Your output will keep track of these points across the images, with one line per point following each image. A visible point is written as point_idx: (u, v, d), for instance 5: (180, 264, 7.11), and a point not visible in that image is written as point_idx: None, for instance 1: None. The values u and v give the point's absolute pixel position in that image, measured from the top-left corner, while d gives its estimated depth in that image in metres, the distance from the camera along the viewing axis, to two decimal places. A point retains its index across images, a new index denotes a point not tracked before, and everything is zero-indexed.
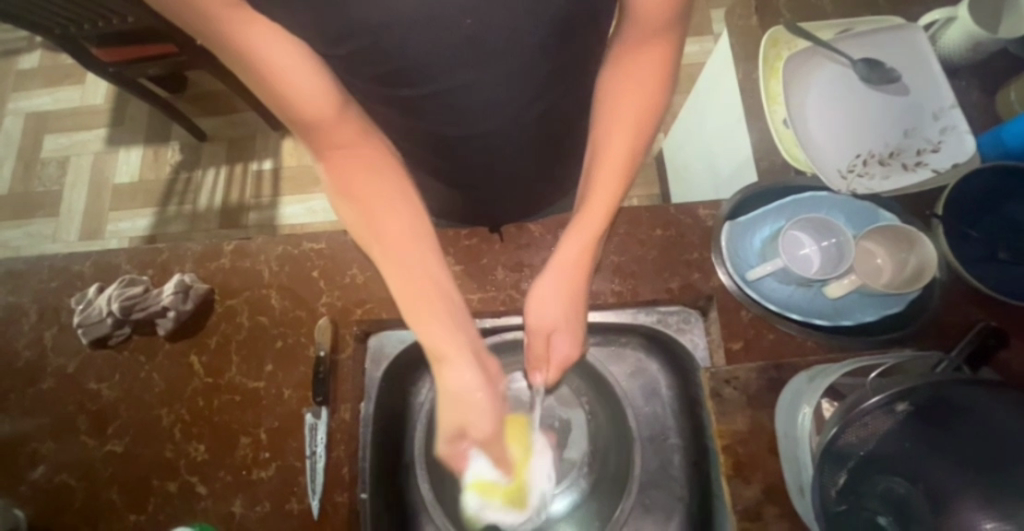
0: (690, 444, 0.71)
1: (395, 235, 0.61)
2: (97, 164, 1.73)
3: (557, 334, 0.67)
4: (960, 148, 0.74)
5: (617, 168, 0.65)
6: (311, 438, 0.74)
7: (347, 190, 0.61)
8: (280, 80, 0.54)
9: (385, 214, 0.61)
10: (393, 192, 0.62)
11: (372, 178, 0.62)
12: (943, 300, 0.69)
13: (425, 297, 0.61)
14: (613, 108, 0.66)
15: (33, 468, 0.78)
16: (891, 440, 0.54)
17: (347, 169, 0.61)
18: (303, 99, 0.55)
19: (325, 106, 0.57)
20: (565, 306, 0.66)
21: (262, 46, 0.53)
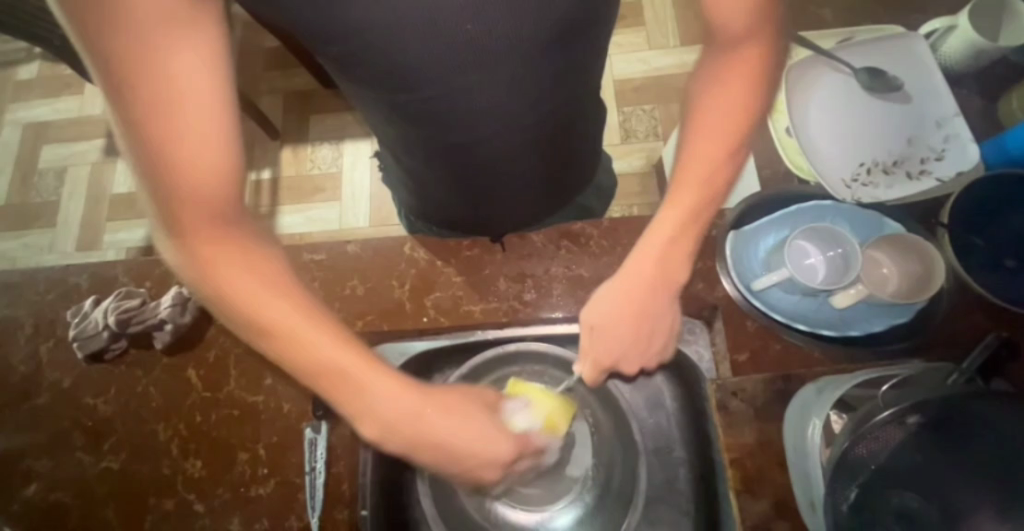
0: (697, 458, 0.70)
1: (269, 320, 0.57)
2: (95, 174, 1.73)
3: (596, 331, 0.66)
4: (964, 156, 0.74)
5: (701, 179, 0.64)
6: (311, 453, 0.73)
7: (197, 258, 0.56)
8: (171, 125, 0.49)
9: (258, 299, 0.57)
10: (265, 279, 0.57)
11: (239, 257, 0.57)
12: (950, 310, 0.68)
13: (324, 382, 0.58)
14: (706, 119, 0.63)
15: (27, 486, 0.76)
16: (903, 454, 0.53)
17: (208, 241, 0.56)
18: (190, 151, 0.50)
19: (208, 173, 0.52)
20: (628, 313, 0.65)
21: (176, 84, 0.48)
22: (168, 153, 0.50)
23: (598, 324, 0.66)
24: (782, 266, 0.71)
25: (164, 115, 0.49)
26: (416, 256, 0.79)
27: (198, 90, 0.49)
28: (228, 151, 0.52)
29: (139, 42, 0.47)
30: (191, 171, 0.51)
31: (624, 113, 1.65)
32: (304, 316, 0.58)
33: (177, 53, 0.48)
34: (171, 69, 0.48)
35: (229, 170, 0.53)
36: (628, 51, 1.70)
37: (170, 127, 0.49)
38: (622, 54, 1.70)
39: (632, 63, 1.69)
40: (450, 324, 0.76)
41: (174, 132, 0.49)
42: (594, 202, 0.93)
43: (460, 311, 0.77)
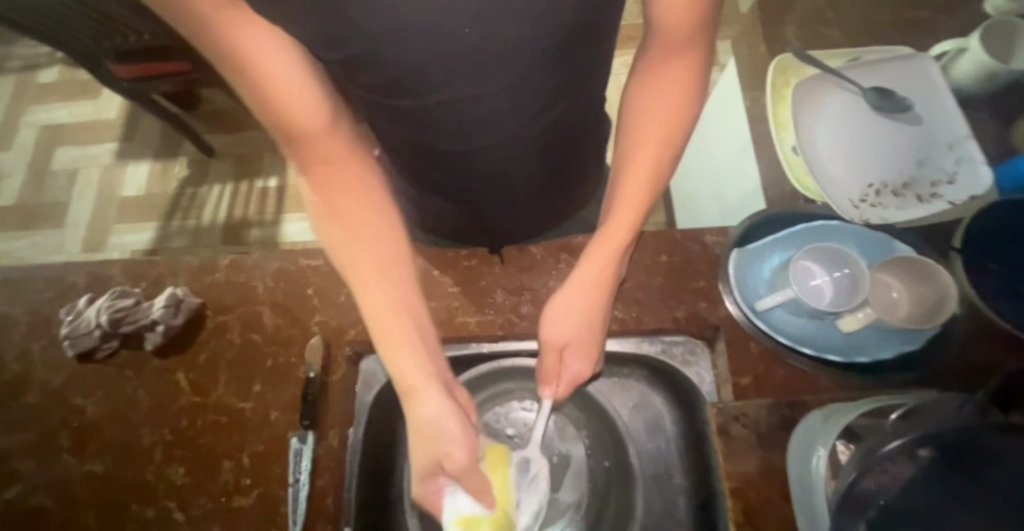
0: (695, 485, 0.67)
1: (365, 261, 0.63)
2: (106, 176, 1.75)
3: (571, 350, 0.66)
4: (977, 179, 0.72)
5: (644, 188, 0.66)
6: (295, 465, 0.70)
7: (324, 207, 0.64)
8: (266, 91, 0.55)
9: (360, 239, 0.63)
10: (379, 220, 0.65)
11: (354, 202, 0.64)
12: (962, 342, 0.66)
13: (402, 322, 0.62)
14: (644, 125, 0.66)
15: (8, 487, 0.75)
16: (915, 489, 0.50)
17: (335, 189, 0.63)
18: (294, 110, 0.57)
19: (304, 119, 0.58)
20: (579, 323, 0.66)
21: (265, 57, 0.53)
22: (281, 117, 0.57)
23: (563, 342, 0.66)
24: (787, 286, 0.69)
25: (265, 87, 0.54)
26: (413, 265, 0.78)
27: (290, 56, 0.54)
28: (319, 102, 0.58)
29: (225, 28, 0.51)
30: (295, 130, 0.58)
31: None
32: (390, 264, 0.63)
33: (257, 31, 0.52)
34: (259, 45, 0.53)
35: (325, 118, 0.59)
36: None
37: (273, 91, 0.55)
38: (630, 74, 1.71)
39: None
40: (444, 335, 0.75)
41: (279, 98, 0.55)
42: (597, 217, 0.91)
43: (455, 323, 0.75)
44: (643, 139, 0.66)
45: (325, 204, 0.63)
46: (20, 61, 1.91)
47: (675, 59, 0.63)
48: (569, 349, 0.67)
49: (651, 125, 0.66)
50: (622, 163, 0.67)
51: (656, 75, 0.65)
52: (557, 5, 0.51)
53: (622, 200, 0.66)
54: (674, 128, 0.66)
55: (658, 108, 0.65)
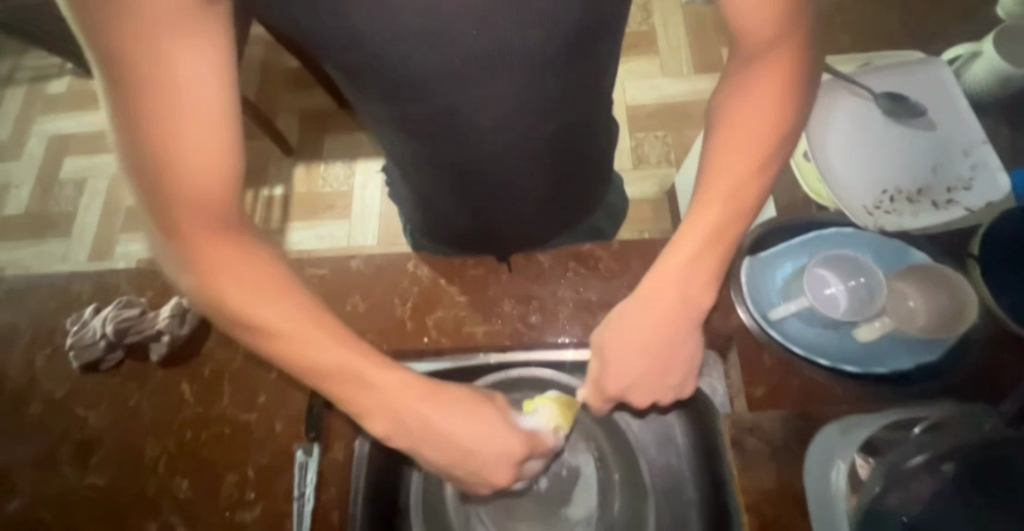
0: (713, 504, 0.63)
1: (272, 319, 0.56)
2: (113, 186, 1.76)
3: (616, 362, 0.62)
4: (993, 185, 0.71)
5: (731, 200, 0.63)
6: (300, 478, 0.69)
7: (191, 259, 0.54)
8: (168, 122, 0.47)
9: (263, 299, 0.56)
10: (264, 280, 0.56)
11: (232, 256, 0.55)
12: (983, 351, 0.64)
13: (343, 375, 0.57)
14: (731, 130, 0.63)
15: (10, 500, 0.74)
16: (938, 504, 0.49)
17: (201, 240, 0.54)
18: (184, 152, 0.48)
19: (208, 166, 0.50)
20: (654, 338, 0.62)
21: (180, 88, 0.46)
22: (173, 157, 0.48)
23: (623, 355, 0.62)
24: (802, 296, 0.68)
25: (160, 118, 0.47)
26: (420, 273, 0.77)
27: (211, 94, 0.48)
28: (227, 152, 0.50)
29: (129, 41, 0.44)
30: (182, 171, 0.49)
31: (635, 139, 1.65)
32: (302, 328, 0.56)
33: (178, 55, 0.46)
34: (175, 69, 0.46)
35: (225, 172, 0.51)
36: (641, 78, 1.71)
37: (172, 127, 0.47)
38: (635, 80, 1.71)
39: (644, 90, 1.69)
40: (451, 345, 0.74)
41: (173, 135, 0.47)
42: (604, 224, 0.90)
43: (462, 332, 0.74)
44: (728, 145, 0.63)
45: (193, 255, 0.54)
46: (30, 72, 1.94)
47: (768, 59, 0.60)
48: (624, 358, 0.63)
49: (739, 130, 0.62)
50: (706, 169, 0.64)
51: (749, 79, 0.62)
52: (563, 8, 0.50)
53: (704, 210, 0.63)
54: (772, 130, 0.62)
55: (746, 111, 0.62)
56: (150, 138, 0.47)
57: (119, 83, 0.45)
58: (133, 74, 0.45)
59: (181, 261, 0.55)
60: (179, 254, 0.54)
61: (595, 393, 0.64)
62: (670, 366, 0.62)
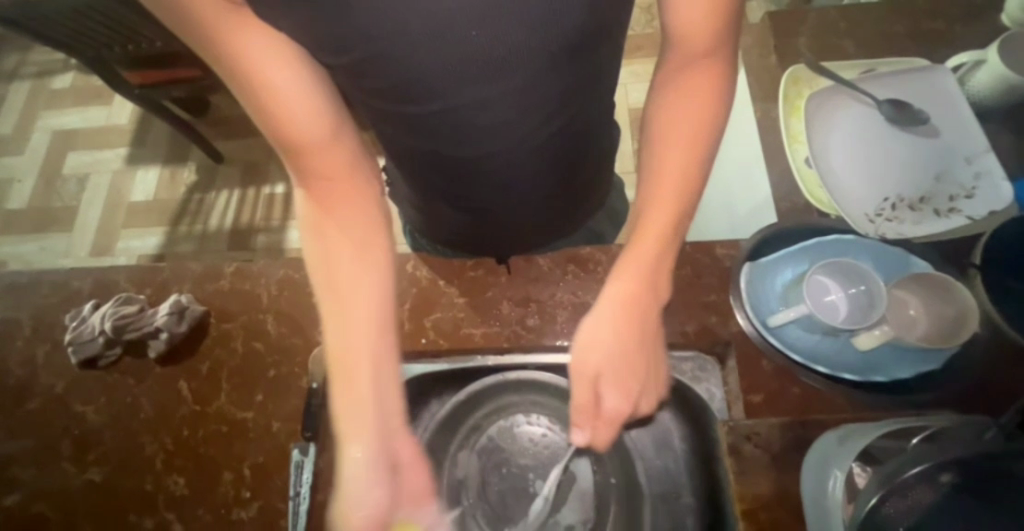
0: (709, 510, 0.62)
1: (364, 283, 0.60)
2: (116, 181, 1.76)
3: (603, 379, 0.61)
4: (996, 194, 0.70)
5: (674, 198, 0.63)
6: (297, 477, 0.69)
7: (317, 225, 0.62)
8: (274, 100, 0.54)
9: (353, 266, 0.60)
10: (370, 233, 0.63)
11: (352, 210, 0.62)
12: (982, 360, 0.64)
13: (371, 356, 0.59)
14: (666, 134, 0.65)
15: (8, 495, 0.74)
16: (934, 513, 0.49)
17: (327, 192, 0.61)
18: (296, 121, 0.55)
19: (314, 134, 0.57)
20: (618, 347, 0.61)
21: (276, 71, 0.53)
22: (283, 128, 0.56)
23: (600, 369, 0.61)
24: (801, 302, 0.67)
25: (262, 98, 0.54)
26: (419, 274, 0.77)
27: (297, 72, 0.54)
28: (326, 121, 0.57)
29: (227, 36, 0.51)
30: (289, 131, 0.56)
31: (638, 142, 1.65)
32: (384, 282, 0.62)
33: (263, 41, 0.52)
34: (267, 54, 0.52)
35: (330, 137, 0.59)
36: (645, 81, 1.71)
37: (279, 104, 0.54)
38: (639, 83, 1.71)
39: None
40: (450, 346, 0.74)
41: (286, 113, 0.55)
42: (605, 227, 0.90)
43: (460, 334, 0.74)
44: (666, 151, 0.64)
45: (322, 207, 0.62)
46: (35, 67, 1.94)
47: (693, 69, 0.63)
48: (602, 380, 0.61)
49: (674, 138, 0.64)
50: (647, 174, 0.66)
51: (674, 89, 0.64)
52: (568, 8, 0.50)
53: (648, 219, 0.64)
54: (703, 134, 0.64)
55: (677, 116, 0.64)
56: (265, 116, 0.55)
57: (228, 68, 0.53)
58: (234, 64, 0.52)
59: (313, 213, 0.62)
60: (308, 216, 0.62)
61: (606, 427, 0.61)
62: (640, 379, 0.62)
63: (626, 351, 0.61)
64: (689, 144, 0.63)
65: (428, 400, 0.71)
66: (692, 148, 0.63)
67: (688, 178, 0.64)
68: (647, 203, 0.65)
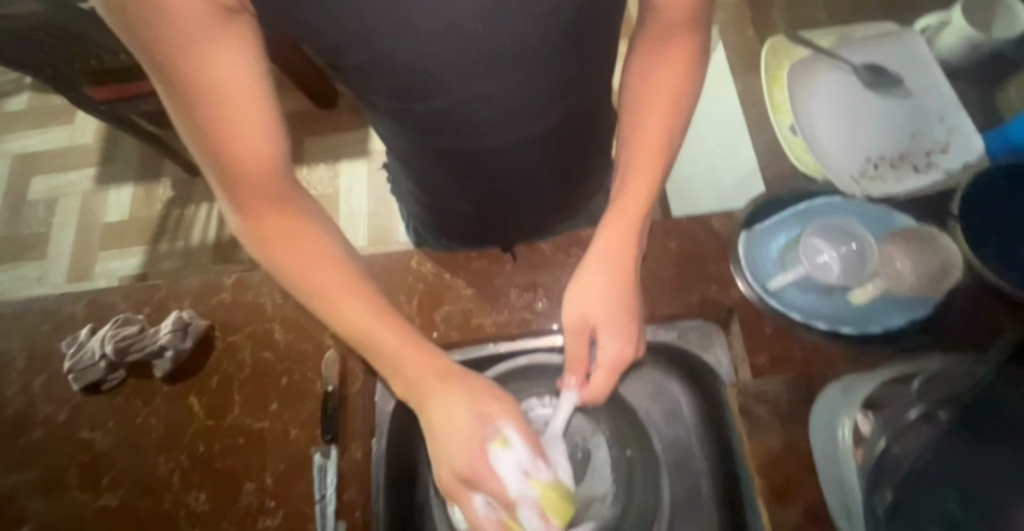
0: (719, 468, 0.69)
1: (329, 281, 0.61)
2: (87, 203, 1.70)
3: (600, 330, 0.63)
4: (969, 147, 0.75)
5: (649, 174, 0.66)
6: (321, 481, 0.69)
7: (264, 229, 0.60)
8: (225, 118, 0.51)
9: (317, 264, 0.61)
10: (318, 243, 0.62)
11: (292, 226, 0.61)
12: (969, 303, 0.67)
13: (389, 328, 0.61)
14: (644, 101, 0.67)
15: (19, 528, 0.72)
16: (936, 451, 0.53)
17: (266, 211, 0.60)
18: (246, 140, 0.53)
19: (265, 153, 0.54)
20: (609, 297, 0.63)
21: (234, 90, 0.50)
22: (230, 146, 0.53)
23: (596, 320, 0.64)
24: (798, 264, 0.70)
25: (210, 113, 0.51)
26: (424, 270, 0.77)
27: (250, 89, 0.51)
28: (274, 146, 0.55)
29: (182, 48, 0.47)
30: (240, 151, 0.53)
31: None
32: (350, 287, 0.61)
33: (221, 58, 0.49)
34: (223, 73, 0.49)
35: (276, 165, 0.56)
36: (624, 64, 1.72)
37: (227, 125, 0.52)
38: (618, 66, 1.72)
39: None
40: (461, 338, 0.74)
41: (236, 130, 0.52)
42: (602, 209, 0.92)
43: (470, 325, 0.75)
44: (645, 133, 0.66)
45: (260, 223, 0.60)
46: None
47: (669, 42, 0.65)
48: (601, 332, 0.63)
49: (650, 120, 0.66)
50: (626, 138, 0.67)
51: (652, 63, 0.67)
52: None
53: (631, 178, 0.66)
54: (677, 101, 0.66)
55: (656, 96, 0.66)
56: (214, 134, 0.52)
57: (169, 76, 0.49)
58: (183, 76, 0.49)
59: (248, 224, 0.61)
60: (253, 226, 0.61)
61: (606, 375, 0.63)
62: (635, 329, 0.64)
63: (620, 300, 0.64)
64: (663, 127, 0.66)
65: None
66: (667, 126, 0.66)
67: (665, 153, 0.66)
68: (624, 176, 0.67)
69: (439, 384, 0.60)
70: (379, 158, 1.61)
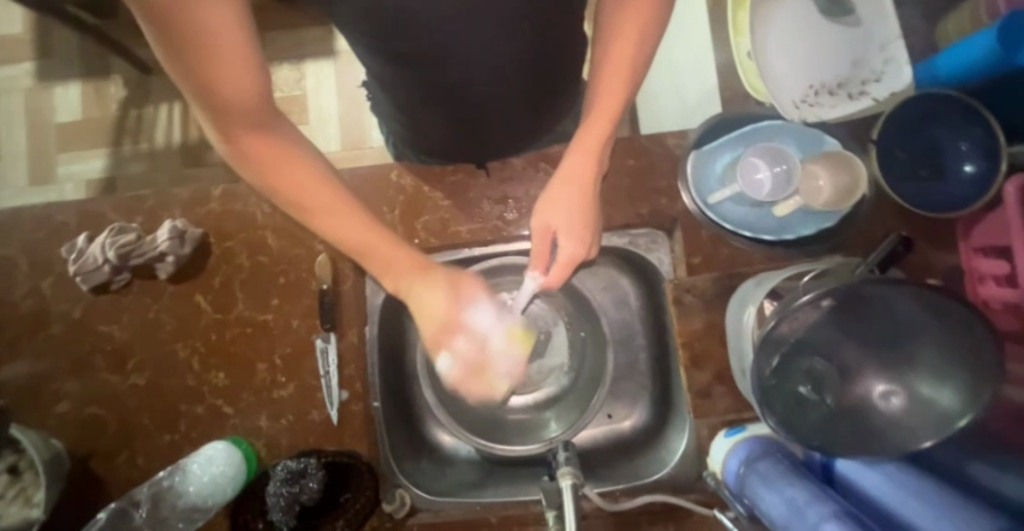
0: (654, 343, 0.87)
1: (326, 204, 0.65)
2: (34, 102, 1.60)
3: (560, 233, 0.72)
4: (899, 77, 0.83)
5: (611, 109, 0.69)
6: (324, 360, 0.82)
7: (254, 161, 0.62)
8: (213, 63, 0.51)
9: (312, 191, 0.64)
10: (307, 170, 0.64)
11: (278, 154, 0.62)
12: (870, 213, 0.80)
13: (383, 239, 0.67)
14: (618, 26, 0.67)
15: (59, 403, 0.83)
16: (815, 328, 0.64)
17: (253, 144, 0.60)
18: (233, 85, 0.53)
19: (253, 94, 0.55)
20: (571, 209, 0.71)
21: (218, 34, 0.50)
22: (217, 90, 0.53)
23: (557, 225, 0.72)
24: (734, 183, 0.81)
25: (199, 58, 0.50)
26: (404, 182, 0.85)
27: (231, 30, 0.50)
28: (262, 82, 0.55)
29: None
30: (227, 94, 0.53)
31: None
32: (337, 209, 0.65)
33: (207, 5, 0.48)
34: (204, 18, 0.49)
35: (263, 103, 0.57)
36: None
37: (215, 65, 0.51)
38: None
39: None
40: (441, 243, 0.84)
41: (218, 73, 0.51)
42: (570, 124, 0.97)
43: (449, 232, 0.84)
44: (613, 69, 0.67)
45: (247, 157, 0.61)
46: None
47: None
48: (560, 233, 0.72)
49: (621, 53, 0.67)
50: (597, 67, 0.69)
51: None
52: None
53: (600, 107, 0.69)
54: (647, 27, 0.66)
55: (625, 30, 0.67)
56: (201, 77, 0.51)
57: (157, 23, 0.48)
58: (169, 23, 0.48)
59: (240, 157, 0.62)
60: (242, 159, 0.62)
61: (561, 269, 0.72)
62: (590, 233, 0.72)
63: (580, 212, 0.72)
64: (632, 63, 0.67)
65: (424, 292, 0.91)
66: (632, 62, 0.67)
67: (627, 87, 0.68)
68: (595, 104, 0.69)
69: (420, 274, 0.68)
70: (346, 58, 1.54)
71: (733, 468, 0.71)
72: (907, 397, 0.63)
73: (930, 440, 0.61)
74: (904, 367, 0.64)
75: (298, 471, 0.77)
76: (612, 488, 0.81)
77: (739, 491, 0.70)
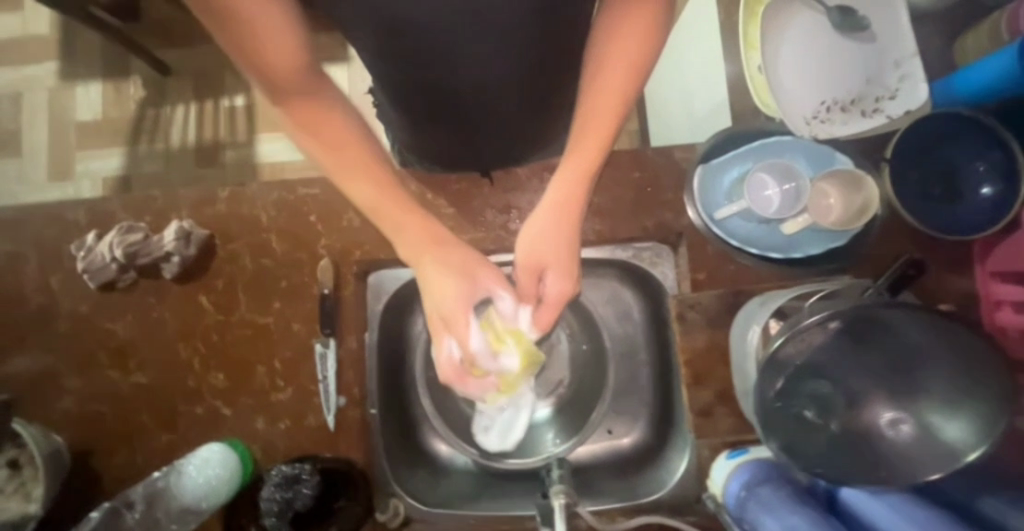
0: (656, 359, 0.86)
1: (366, 185, 0.64)
2: (56, 100, 1.64)
3: (549, 270, 0.69)
4: (914, 95, 0.81)
5: (608, 121, 0.66)
6: (322, 365, 0.82)
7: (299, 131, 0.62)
8: (254, 36, 0.52)
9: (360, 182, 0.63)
10: (347, 143, 0.63)
11: (320, 123, 0.61)
12: (880, 234, 0.78)
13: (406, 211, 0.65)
14: (612, 39, 0.65)
15: (61, 398, 0.84)
16: (820, 349, 0.62)
17: (300, 109, 0.60)
18: (275, 56, 0.54)
19: (298, 73, 0.56)
20: (556, 241, 0.68)
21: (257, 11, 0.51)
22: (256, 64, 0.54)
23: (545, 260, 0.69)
24: (742, 198, 0.79)
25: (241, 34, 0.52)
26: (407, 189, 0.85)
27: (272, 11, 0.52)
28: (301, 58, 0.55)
29: None
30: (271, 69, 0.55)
31: None
32: (373, 174, 0.64)
33: None
34: None
35: (306, 80, 0.58)
36: None
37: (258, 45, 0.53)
38: None
39: None
40: None
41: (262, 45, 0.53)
42: None
43: None
44: (606, 79, 0.65)
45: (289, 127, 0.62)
46: None
47: None
48: (547, 269, 0.69)
49: (615, 66, 0.65)
50: (592, 76, 0.66)
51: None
52: None
53: (592, 119, 0.66)
54: (653, 38, 0.65)
55: (623, 46, 0.65)
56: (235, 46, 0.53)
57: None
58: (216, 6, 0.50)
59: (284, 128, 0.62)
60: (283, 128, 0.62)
61: (548, 310, 0.71)
62: (578, 267, 0.70)
63: (567, 246, 0.69)
64: (631, 73, 0.66)
65: (414, 315, 0.92)
66: (630, 73, 0.66)
67: (633, 100, 0.67)
68: (590, 118, 0.67)
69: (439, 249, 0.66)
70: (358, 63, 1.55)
71: (734, 491, 0.69)
72: (915, 425, 0.61)
73: (936, 474, 0.58)
74: (913, 395, 0.61)
75: (292, 476, 0.75)
76: (608, 507, 0.80)
77: (739, 515, 0.67)
